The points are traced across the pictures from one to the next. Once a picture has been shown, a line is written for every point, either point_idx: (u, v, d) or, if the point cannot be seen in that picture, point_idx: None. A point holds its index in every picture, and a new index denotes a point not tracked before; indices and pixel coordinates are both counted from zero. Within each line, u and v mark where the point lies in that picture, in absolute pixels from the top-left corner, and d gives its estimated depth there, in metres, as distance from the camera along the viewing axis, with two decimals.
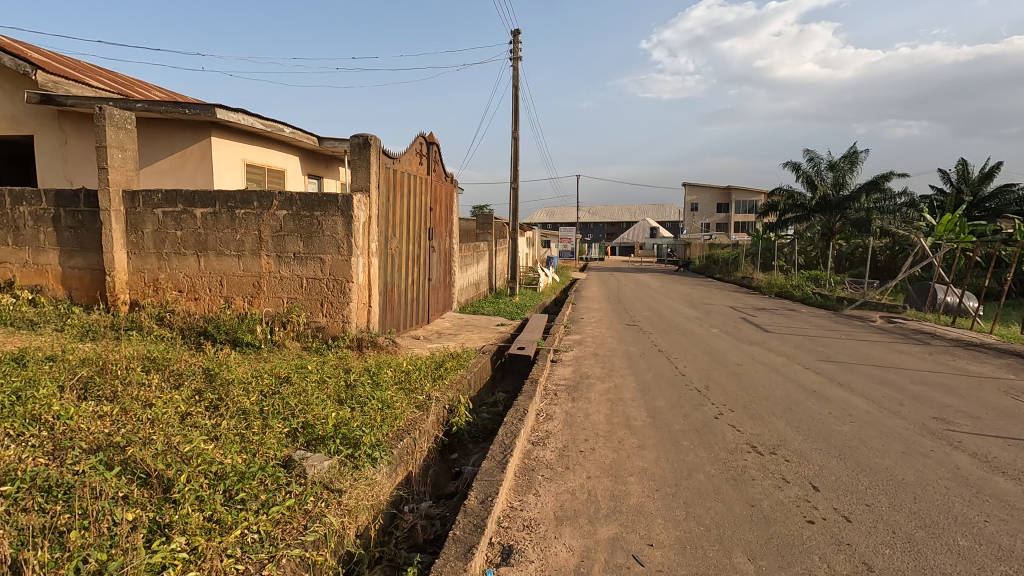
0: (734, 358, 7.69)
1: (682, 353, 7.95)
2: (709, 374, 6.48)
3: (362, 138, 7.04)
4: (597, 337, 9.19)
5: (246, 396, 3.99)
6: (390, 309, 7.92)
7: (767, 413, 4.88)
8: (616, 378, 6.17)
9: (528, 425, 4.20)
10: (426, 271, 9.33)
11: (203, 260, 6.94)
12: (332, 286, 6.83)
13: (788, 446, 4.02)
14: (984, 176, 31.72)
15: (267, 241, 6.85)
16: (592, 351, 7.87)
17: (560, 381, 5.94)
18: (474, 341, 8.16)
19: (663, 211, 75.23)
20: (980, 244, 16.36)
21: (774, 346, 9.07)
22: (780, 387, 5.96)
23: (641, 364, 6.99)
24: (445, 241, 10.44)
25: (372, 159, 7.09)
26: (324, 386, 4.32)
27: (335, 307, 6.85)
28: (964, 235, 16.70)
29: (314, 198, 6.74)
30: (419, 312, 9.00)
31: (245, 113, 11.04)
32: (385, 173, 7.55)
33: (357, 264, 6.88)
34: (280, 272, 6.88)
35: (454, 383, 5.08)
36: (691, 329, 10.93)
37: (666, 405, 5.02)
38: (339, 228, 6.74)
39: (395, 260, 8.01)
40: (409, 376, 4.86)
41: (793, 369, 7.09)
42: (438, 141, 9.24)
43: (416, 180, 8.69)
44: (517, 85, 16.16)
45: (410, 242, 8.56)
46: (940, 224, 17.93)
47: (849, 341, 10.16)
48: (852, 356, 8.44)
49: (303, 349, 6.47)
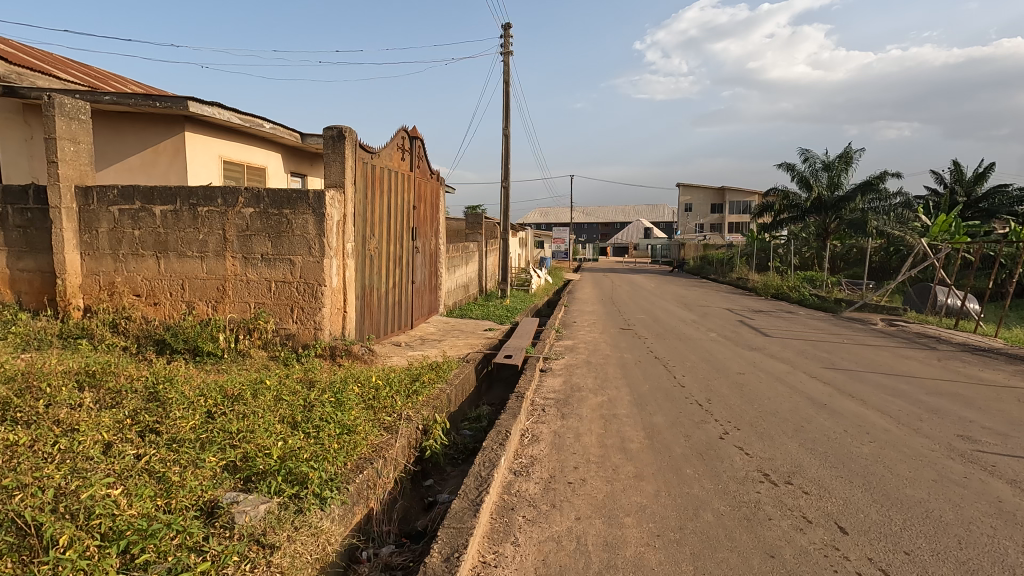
0: (735, 366, 7.23)
1: (680, 361, 7.48)
2: (711, 385, 6.00)
3: (335, 129, 6.50)
4: (590, 343, 8.69)
5: (184, 421, 3.47)
6: (369, 315, 7.40)
7: (777, 431, 4.40)
8: (610, 389, 5.68)
9: (510, 451, 3.71)
10: (409, 273, 8.81)
11: (164, 263, 6.40)
12: (302, 290, 6.30)
13: (804, 474, 3.55)
14: (978, 176, 31.55)
15: (232, 242, 6.32)
16: (584, 359, 7.38)
17: (548, 394, 5.45)
18: (459, 348, 7.66)
19: (657, 212, 74.96)
20: (978, 245, 16.02)
21: (775, 352, 8.61)
22: (787, 399, 5.49)
23: (636, 374, 6.51)
24: (430, 241, 9.93)
25: (347, 153, 6.57)
26: (280, 406, 3.81)
27: (305, 313, 6.33)
28: (962, 236, 16.36)
29: (283, 194, 6.21)
30: (401, 317, 8.49)
31: (219, 107, 10.47)
32: (363, 168, 7.03)
33: (330, 267, 6.36)
34: (247, 275, 6.35)
35: (430, 400, 4.58)
36: (687, 333, 10.47)
37: (663, 422, 4.54)
38: (310, 228, 6.23)
39: (374, 261, 7.49)
40: (379, 392, 4.36)
41: (799, 378, 6.63)
42: (421, 135, 8.73)
43: (398, 176, 8.18)
44: (507, 81, 15.69)
45: (391, 243, 8.04)
46: (936, 225, 17.52)
47: (852, 346, 9.72)
48: (858, 363, 7.99)
49: (269, 359, 5.95)
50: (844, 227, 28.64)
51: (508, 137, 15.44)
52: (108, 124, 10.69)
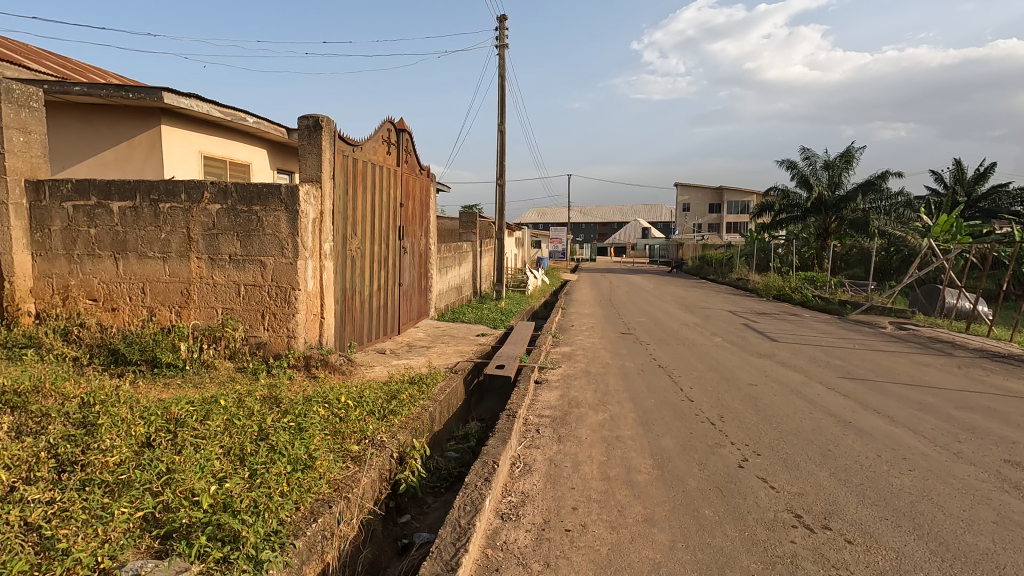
0: (745, 376, 6.71)
1: (686, 370, 6.94)
2: (721, 399, 5.48)
3: (312, 118, 5.95)
4: (588, 349, 8.16)
5: (107, 455, 2.89)
6: (350, 320, 6.85)
7: (803, 459, 3.88)
8: (612, 405, 5.15)
9: (498, 486, 3.18)
10: (395, 275, 8.26)
11: (123, 264, 5.84)
12: (274, 295, 5.75)
13: (843, 516, 3.02)
14: (979, 176, 31.15)
15: (197, 241, 5.76)
16: (582, 368, 6.85)
17: (543, 410, 4.91)
18: (449, 356, 7.12)
19: (656, 212, 74.42)
20: (982, 245, 15.53)
21: (786, 360, 8.07)
22: (807, 416, 4.96)
23: (639, 385, 5.97)
24: (419, 241, 9.36)
25: (325, 144, 6.00)
26: (228, 434, 3.24)
27: (278, 320, 5.77)
28: (967, 236, 15.90)
29: (253, 189, 5.65)
30: (386, 322, 7.94)
31: (197, 99, 9.91)
32: (343, 161, 6.47)
33: (305, 269, 5.82)
34: (213, 278, 5.79)
35: (409, 424, 4.01)
36: (691, 338, 9.93)
37: (673, 447, 4.01)
38: (282, 226, 5.68)
39: (356, 262, 6.94)
40: (349, 414, 3.79)
41: (816, 390, 6.10)
42: (409, 128, 8.19)
43: (383, 171, 7.62)
44: (502, 75, 15.15)
45: (375, 242, 7.48)
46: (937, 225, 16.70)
47: (865, 352, 9.19)
48: (875, 372, 7.46)
49: (236, 372, 5.40)
50: (846, 227, 28.25)
51: (504, 133, 14.86)
52: (80, 116, 10.11)
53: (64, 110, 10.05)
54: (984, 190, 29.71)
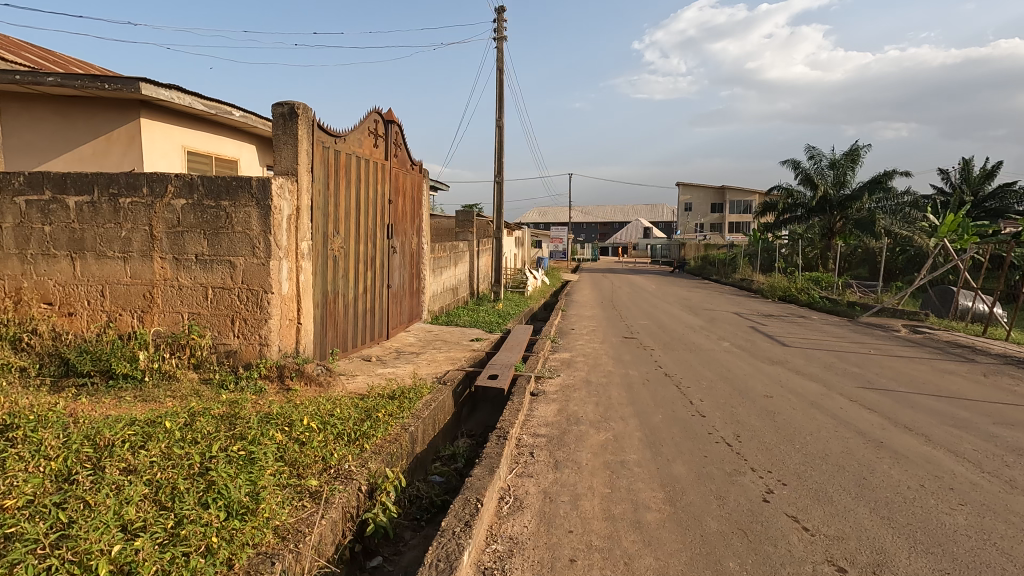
0: (758, 386, 6.19)
1: (695, 379, 6.43)
2: (736, 414, 4.98)
3: (287, 106, 5.44)
4: (589, 356, 7.66)
5: (5, 495, 2.38)
6: (331, 326, 6.35)
7: (836, 490, 3.38)
8: (615, 422, 4.64)
9: (480, 532, 2.68)
10: (383, 276, 7.76)
11: (80, 265, 5.33)
12: (244, 298, 5.25)
13: (896, 569, 2.51)
14: (986, 175, 30.56)
15: (160, 240, 5.25)
16: (583, 377, 6.34)
17: (539, 429, 4.40)
18: (439, 364, 6.61)
19: (657, 212, 73.87)
20: (990, 244, 14.93)
21: (800, 367, 7.54)
22: (832, 436, 4.45)
23: (645, 398, 5.47)
24: (410, 240, 8.85)
25: (302, 134, 5.50)
26: (161, 469, 2.72)
27: (248, 326, 5.27)
28: (969, 236, 15.12)
29: (221, 182, 5.15)
30: (373, 326, 7.44)
31: (179, 91, 9.41)
32: (324, 153, 5.98)
33: (279, 270, 5.32)
34: (178, 280, 5.29)
35: (383, 449, 3.48)
36: (698, 343, 9.41)
37: (686, 476, 3.50)
38: (254, 223, 5.18)
39: (339, 262, 6.44)
40: (312, 439, 3.27)
41: (838, 403, 5.58)
42: (398, 119, 7.68)
43: (370, 165, 7.11)
44: (500, 67, 14.63)
45: (361, 242, 6.98)
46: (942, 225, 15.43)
47: (883, 359, 8.64)
48: (897, 381, 6.94)
49: (201, 385, 4.90)
50: (851, 226, 27.54)
51: (502, 128, 14.33)
52: (57, 109, 9.62)
53: (39, 102, 9.56)
54: (991, 189, 29.12)
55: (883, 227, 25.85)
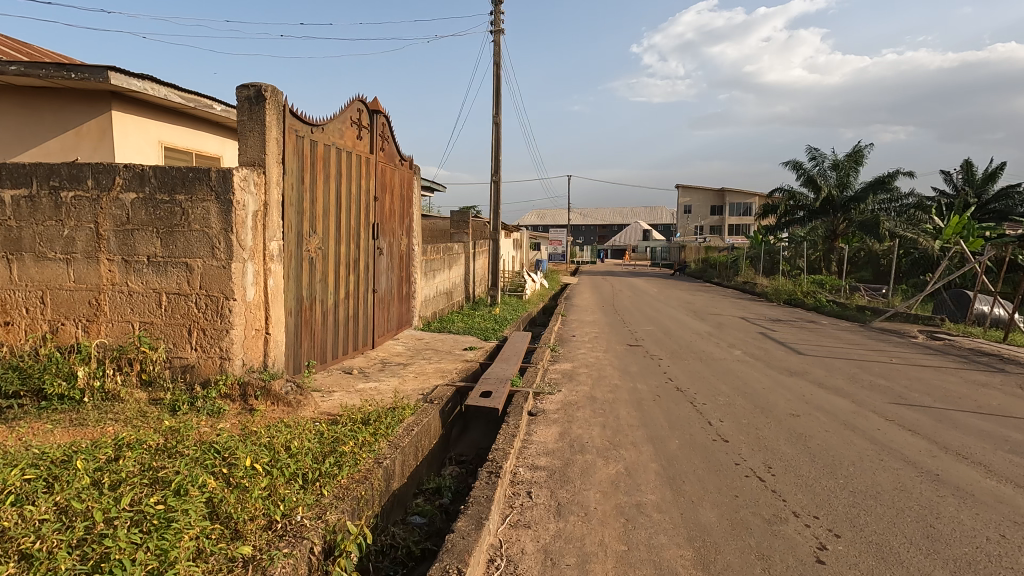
0: (781, 402, 5.56)
1: (710, 394, 5.80)
2: (763, 439, 4.35)
3: (253, 88, 4.80)
4: (593, 367, 7.03)
5: None
6: (307, 335, 5.72)
7: (901, 545, 2.76)
8: (625, 449, 4.02)
9: None
10: (368, 280, 7.14)
11: (17, 268, 4.70)
12: (203, 307, 4.62)
13: None
14: (990, 177, 30.07)
15: (107, 240, 4.62)
16: (587, 392, 5.71)
17: (537, 460, 3.77)
18: (426, 378, 5.97)
19: (656, 215, 73.35)
20: (996, 244, 14.31)
21: (822, 379, 6.91)
22: (878, 467, 3.84)
23: (657, 418, 4.84)
24: (399, 241, 8.22)
25: (270, 120, 4.86)
26: (45, 534, 2.08)
27: (207, 337, 4.63)
28: (974, 240, 14.43)
29: (177, 174, 4.52)
30: (356, 335, 6.81)
31: (152, 81, 8.77)
32: (298, 143, 5.35)
33: (244, 274, 4.69)
34: (128, 285, 4.65)
35: (347, 494, 2.85)
36: (708, 351, 8.78)
37: (718, 526, 2.89)
38: (213, 220, 4.54)
39: (316, 264, 5.81)
40: (257, 482, 2.64)
41: (874, 424, 4.95)
42: (384, 109, 7.06)
43: (352, 158, 6.49)
44: (497, 62, 14.03)
45: (342, 242, 6.36)
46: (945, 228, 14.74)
47: (907, 369, 8.03)
48: (930, 395, 6.32)
49: (149, 406, 4.25)
50: (854, 229, 27.07)
51: (499, 125, 13.69)
52: (20, 100, 8.93)
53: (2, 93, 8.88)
54: (996, 191, 28.63)
55: (888, 230, 25.29)
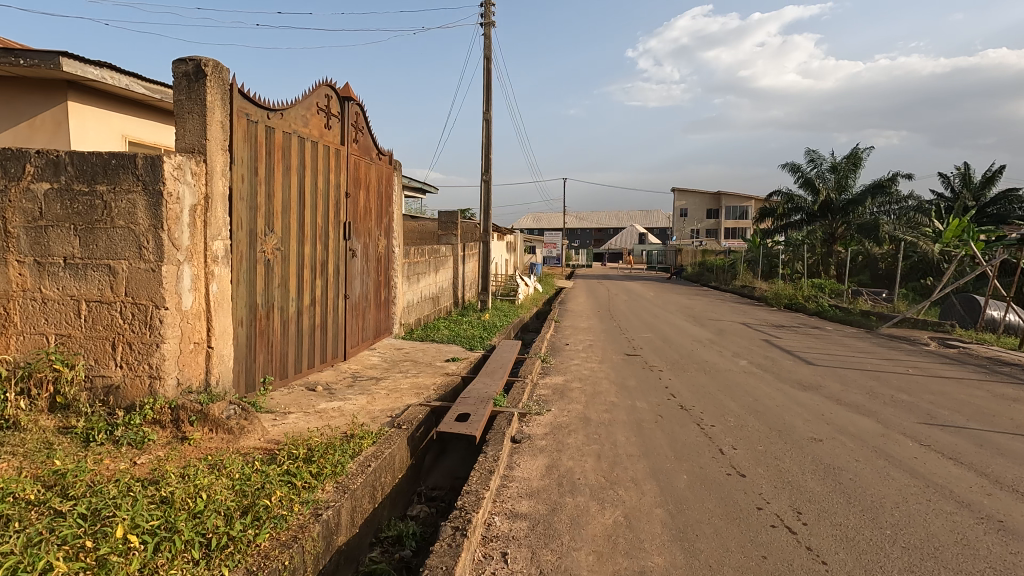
0: (799, 424, 4.91)
1: (718, 414, 5.14)
2: (785, 472, 3.70)
3: (191, 63, 4.13)
4: (587, 381, 6.36)
5: None
6: (262, 348, 5.03)
7: None
8: (626, 489, 3.36)
9: None
10: (339, 285, 6.45)
11: None
12: (128, 317, 3.93)
13: None
14: (987, 180, 29.70)
15: (17, 238, 3.95)
16: (580, 413, 5.04)
17: (518, 506, 3.11)
18: (398, 396, 5.28)
19: (651, 219, 72.87)
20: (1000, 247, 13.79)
21: (838, 394, 6.26)
22: (929, 512, 3.19)
23: (661, 446, 4.18)
24: (376, 242, 7.53)
25: (213, 100, 4.19)
26: None
27: (134, 352, 3.94)
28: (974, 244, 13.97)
29: (99, 160, 3.85)
30: (323, 346, 6.11)
31: (110, 70, 7.84)
32: (249, 129, 4.68)
33: (179, 278, 4.01)
34: (41, 290, 3.96)
35: (264, 567, 2.19)
36: (711, 361, 8.13)
37: None
38: (140, 215, 3.87)
39: (274, 268, 5.14)
40: (131, 561, 1.96)
41: (908, 451, 4.31)
42: (357, 96, 6.40)
43: (319, 148, 5.82)
44: (488, 56, 13.40)
45: (307, 243, 5.68)
46: (946, 231, 14.23)
47: (927, 381, 7.40)
48: (961, 412, 5.68)
49: (57, 435, 3.56)
50: (852, 232, 26.58)
51: (489, 122, 13.04)
52: None
53: None
54: (993, 194, 28.24)
55: (888, 233, 24.67)
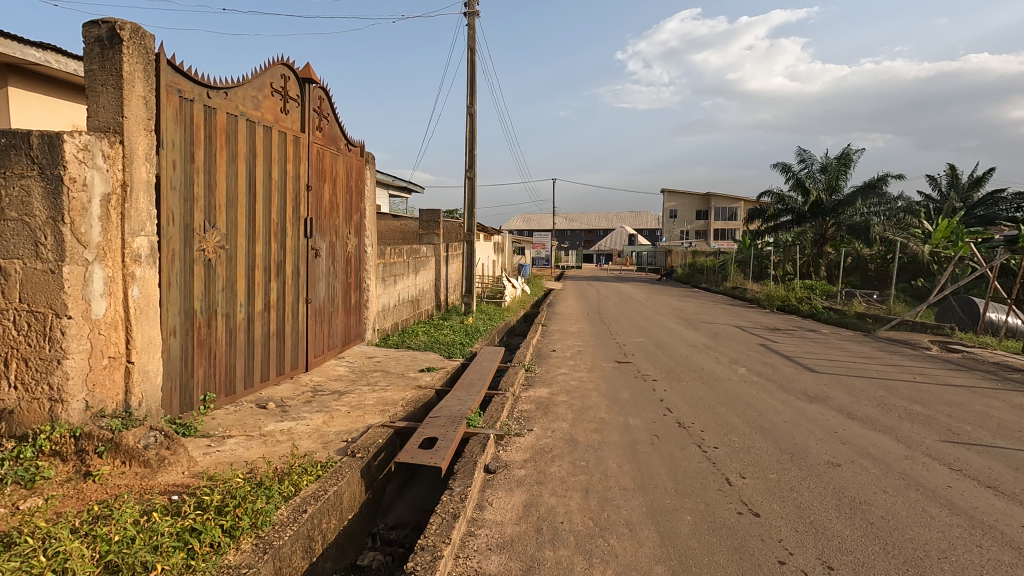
0: (812, 445, 4.35)
1: (722, 433, 4.56)
2: (806, 511, 3.12)
3: (105, 26, 3.49)
4: (575, 394, 5.75)
5: None
6: (202, 362, 4.38)
7: None
8: (620, 538, 2.76)
9: None
10: (300, 288, 5.81)
11: None
12: (23, 327, 3.28)
13: None
14: (975, 181, 29.55)
15: None
16: (566, 434, 4.43)
17: (486, 564, 2.51)
18: (360, 415, 4.65)
19: (641, 220, 72.62)
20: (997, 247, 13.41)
21: (849, 407, 5.71)
22: (986, 565, 2.62)
23: (660, 476, 3.59)
24: (345, 241, 6.90)
25: (132, 71, 3.55)
26: None
27: (30, 370, 3.28)
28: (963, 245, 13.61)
29: None
30: (279, 357, 5.46)
31: (56, 53, 6.81)
32: (182, 109, 4.05)
33: (88, 280, 3.37)
34: None
35: None
36: (709, 369, 7.56)
37: None
38: (35, 204, 3.22)
39: (217, 270, 4.50)
40: None
41: (940, 478, 3.76)
42: (320, 78, 5.78)
43: (274, 135, 5.19)
44: (472, 47, 12.77)
45: (259, 242, 5.04)
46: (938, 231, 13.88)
47: (940, 390, 6.89)
48: (985, 428, 5.15)
49: None
50: (844, 232, 26.27)
51: (473, 117, 12.43)
52: None
53: None
54: (981, 196, 28.10)
55: (878, 234, 24.33)
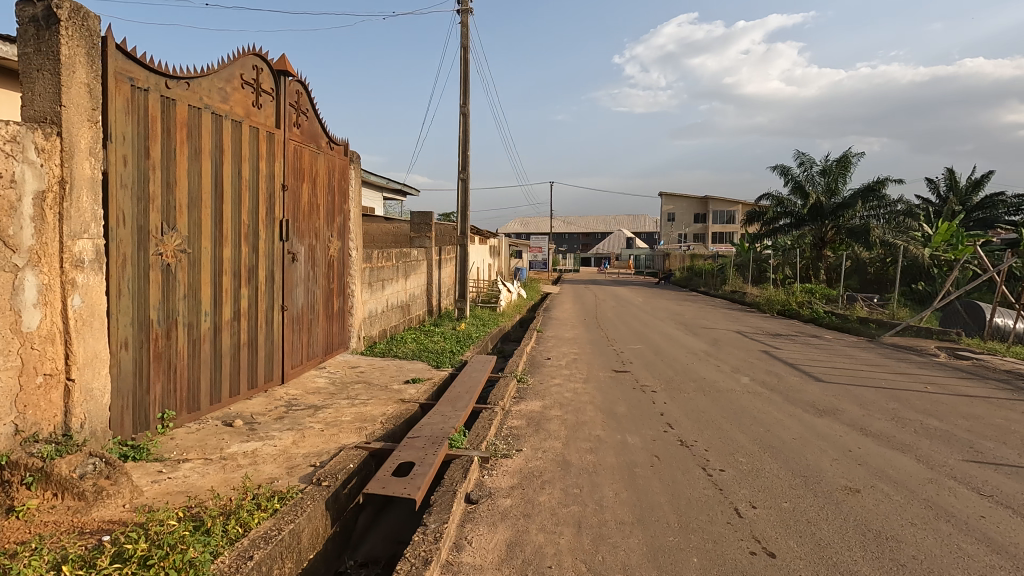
0: (827, 467, 3.98)
1: (728, 453, 4.20)
2: (828, 550, 2.75)
3: (41, 5, 3.12)
4: (570, 408, 5.37)
5: None
6: (159, 376, 4.00)
7: None
8: None
9: None
10: (275, 294, 5.43)
11: None
12: None
13: None
14: (975, 184, 29.24)
15: None
16: (558, 454, 4.05)
17: None
18: (335, 433, 4.26)
19: (638, 223, 72.32)
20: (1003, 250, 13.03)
21: (862, 422, 5.35)
22: None
23: (661, 505, 3.22)
24: (326, 244, 6.52)
25: (72, 55, 3.18)
26: None
27: None
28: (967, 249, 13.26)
29: None
30: (251, 369, 5.08)
31: None
32: (134, 99, 3.68)
33: (16, 289, 2.98)
34: None
35: None
36: (711, 379, 7.19)
37: None
38: None
39: (177, 276, 4.12)
40: None
41: (970, 506, 3.40)
42: (296, 71, 5.41)
43: (244, 129, 4.82)
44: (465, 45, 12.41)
45: (227, 245, 4.66)
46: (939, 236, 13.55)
47: (955, 402, 6.52)
48: (1009, 445, 4.79)
49: None
50: (843, 236, 25.96)
51: (467, 117, 12.06)
52: None
53: None
54: (981, 199, 27.80)
55: (878, 237, 24.03)
